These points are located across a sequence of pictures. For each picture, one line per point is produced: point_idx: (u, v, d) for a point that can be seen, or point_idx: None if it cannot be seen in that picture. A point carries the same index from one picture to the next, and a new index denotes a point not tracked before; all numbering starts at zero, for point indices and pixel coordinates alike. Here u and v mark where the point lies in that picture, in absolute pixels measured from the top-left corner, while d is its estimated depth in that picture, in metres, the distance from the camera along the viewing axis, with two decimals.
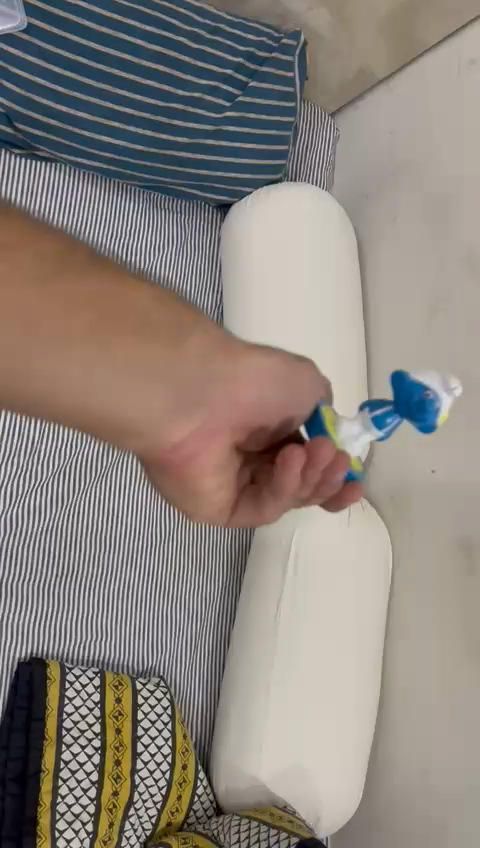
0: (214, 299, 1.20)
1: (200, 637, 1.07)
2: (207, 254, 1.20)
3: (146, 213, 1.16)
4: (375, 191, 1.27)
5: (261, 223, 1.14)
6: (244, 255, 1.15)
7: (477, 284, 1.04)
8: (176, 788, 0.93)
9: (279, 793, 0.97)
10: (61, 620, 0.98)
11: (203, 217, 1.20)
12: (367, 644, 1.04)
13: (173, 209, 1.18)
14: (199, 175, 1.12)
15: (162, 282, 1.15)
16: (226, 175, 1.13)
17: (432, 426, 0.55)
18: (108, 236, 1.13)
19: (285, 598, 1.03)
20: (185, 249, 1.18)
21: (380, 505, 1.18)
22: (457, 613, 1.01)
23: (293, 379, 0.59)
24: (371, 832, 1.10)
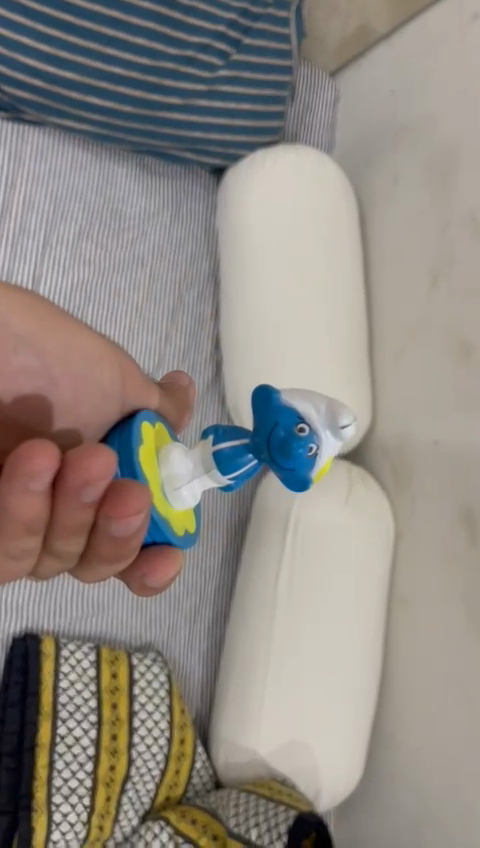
0: (211, 266, 1.16)
1: (200, 610, 1.06)
2: (203, 221, 1.16)
3: (138, 178, 1.12)
4: (375, 152, 1.23)
5: (257, 186, 1.10)
6: (240, 219, 1.11)
7: None
8: (174, 763, 0.93)
9: (278, 768, 0.96)
10: (56, 595, 0.96)
11: (199, 183, 1.16)
12: (370, 619, 1.01)
13: (166, 174, 1.14)
14: (194, 138, 1.08)
15: (158, 250, 1.12)
16: (221, 138, 1.09)
17: (294, 471, 0.57)
18: (99, 201, 1.10)
19: (284, 572, 1.02)
20: (180, 216, 1.15)
21: (384, 478, 1.16)
22: (460, 585, 0.99)
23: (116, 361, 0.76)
24: (372, 802, 1.10)
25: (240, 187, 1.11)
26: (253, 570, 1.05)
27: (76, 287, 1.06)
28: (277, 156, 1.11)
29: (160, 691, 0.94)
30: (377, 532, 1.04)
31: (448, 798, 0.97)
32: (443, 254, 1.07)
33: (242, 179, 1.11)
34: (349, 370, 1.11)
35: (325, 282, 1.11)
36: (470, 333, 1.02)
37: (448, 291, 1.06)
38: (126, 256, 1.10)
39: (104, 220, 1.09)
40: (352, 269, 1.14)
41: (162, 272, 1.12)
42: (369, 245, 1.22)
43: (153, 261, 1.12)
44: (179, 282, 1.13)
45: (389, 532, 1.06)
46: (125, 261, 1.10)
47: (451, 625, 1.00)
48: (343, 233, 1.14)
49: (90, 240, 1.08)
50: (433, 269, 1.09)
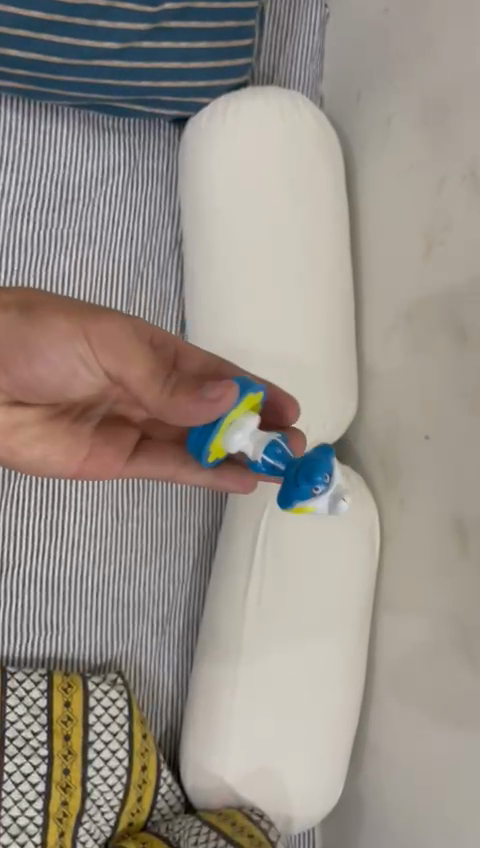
0: (174, 234, 1.04)
1: (168, 620, 0.99)
2: (164, 181, 1.03)
3: (83, 135, 1.02)
4: (366, 88, 1.04)
5: (217, 144, 0.96)
6: (199, 186, 0.98)
7: None
8: (135, 791, 0.88)
9: (245, 794, 0.90)
10: (2, 619, 0.94)
11: (159, 136, 1.03)
12: (347, 636, 0.93)
13: (120, 130, 1.03)
14: (142, 88, 0.96)
15: (110, 222, 1.02)
16: (172, 88, 0.96)
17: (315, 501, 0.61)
18: (39, 173, 1.00)
19: (253, 582, 0.94)
20: (136, 178, 1.03)
21: (370, 469, 1.04)
22: (447, 603, 0.88)
23: (90, 329, 0.67)
24: (352, 815, 1.04)
25: (199, 148, 0.98)
26: (223, 573, 0.97)
27: (16, 273, 0.98)
28: (239, 107, 0.96)
29: (119, 718, 0.89)
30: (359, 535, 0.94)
31: (435, 824, 0.90)
32: (438, 219, 0.90)
33: (202, 137, 0.97)
34: (331, 354, 0.96)
35: (302, 252, 0.96)
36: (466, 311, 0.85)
37: (442, 262, 0.89)
38: (71, 232, 1.01)
39: (45, 190, 1.00)
40: (334, 235, 0.97)
41: (113, 246, 1.02)
42: (358, 197, 1.06)
43: (103, 236, 1.01)
44: (133, 260, 1.02)
45: (374, 532, 0.96)
46: (71, 238, 1.00)
47: (439, 646, 0.89)
48: (320, 193, 0.97)
49: (28, 216, 0.99)
50: (428, 233, 0.92)
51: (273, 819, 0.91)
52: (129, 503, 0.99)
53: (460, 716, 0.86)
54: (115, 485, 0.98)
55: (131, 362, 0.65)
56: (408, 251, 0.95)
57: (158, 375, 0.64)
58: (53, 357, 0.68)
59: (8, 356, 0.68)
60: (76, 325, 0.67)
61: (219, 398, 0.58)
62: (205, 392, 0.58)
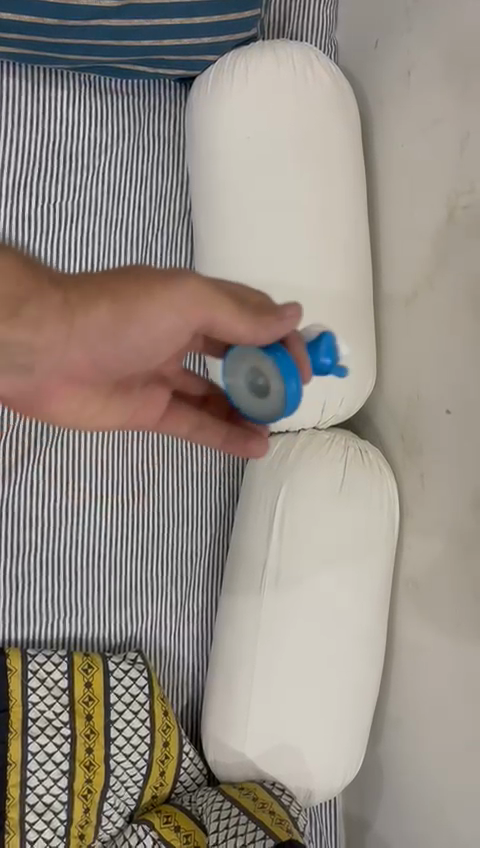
0: (182, 202, 1.05)
1: (186, 596, 1.03)
2: (171, 145, 1.04)
3: (86, 103, 1.02)
4: (384, 38, 0.98)
5: (223, 112, 0.92)
6: (206, 160, 0.94)
7: None
8: (158, 765, 0.92)
9: (265, 770, 0.92)
10: (24, 602, 0.98)
11: (164, 97, 1.04)
12: (366, 616, 0.91)
13: (124, 93, 1.03)
14: (142, 48, 0.93)
15: (115, 195, 1.03)
16: (177, 43, 0.93)
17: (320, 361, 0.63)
18: (43, 149, 1.01)
19: (271, 562, 0.93)
20: (142, 144, 1.04)
21: (392, 444, 1.02)
22: (466, 584, 0.86)
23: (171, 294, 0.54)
24: (373, 784, 1.06)
25: (206, 114, 0.94)
26: (239, 554, 0.98)
27: (28, 246, 1.00)
28: (248, 65, 0.92)
29: (139, 696, 0.91)
30: (379, 517, 0.92)
31: (453, 800, 0.90)
32: (462, 179, 0.84)
33: (210, 104, 0.93)
34: (350, 327, 0.92)
35: (315, 221, 0.91)
36: None
37: (465, 226, 0.84)
38: (77, 203, 1.02)
39: (49, 164, 1.01)
40: (350, 204, 0.93)
41: (121, 216, 1.03)
42: (377, 161, 1.01)
43: (109, 206, 1.03)
44: (143, 230, 1.04)
45: (393, 500, 0.94)
46: (77, 210, 1.02)
47: (459, 624, 0.87)
48: (333, 157, 0.92)
49: (32, 192, 1.01)
50: (450, 197, 0.87)
51: (294, 792, 0.93)
52: (143, 485, 1.03)
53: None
54: (128, 468, 1.02)
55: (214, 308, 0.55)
56: (431, 216, 0.90)
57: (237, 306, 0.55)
58: (138, 340, 0.55)
59: (96, 341, 0.54)
60: (159, 297, 0.54)
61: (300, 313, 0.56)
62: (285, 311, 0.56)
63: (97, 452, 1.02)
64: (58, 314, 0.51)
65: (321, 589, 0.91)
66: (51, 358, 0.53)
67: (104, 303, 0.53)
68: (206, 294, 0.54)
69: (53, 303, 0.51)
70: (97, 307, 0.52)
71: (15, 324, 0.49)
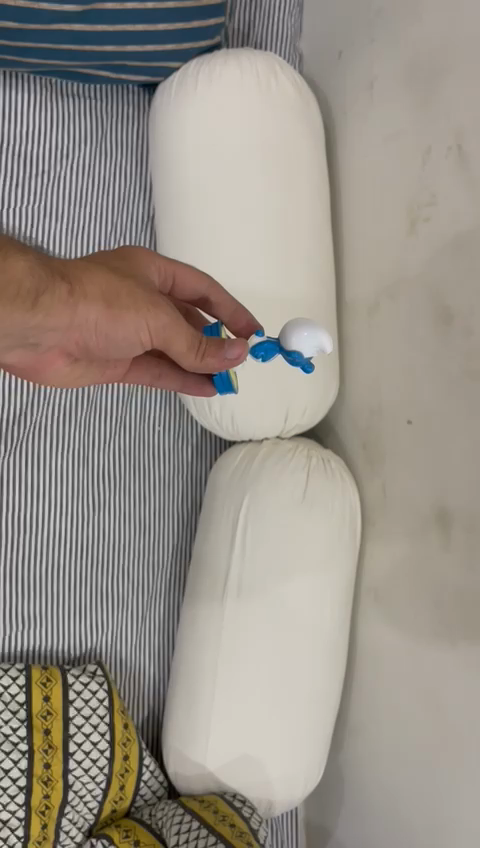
0: (146, 208, 1.04)
1: (148, 606, 1.03)
2: (134, 151, 1.03)
3: (47, 106, 1.00)
4: (347, 48, 0.98)
5: (189, 118, 0.91)
6: (170, 166, 0.94)
7: (466, 181, 0.78)
8: (118, 779, 0.91)
9: (226, 781, 0.91)
10: None
11: (128, 102, 1.03)
12: (328, 626, 0.91)
13: (86, 97, 1.02)
14: (105, 53, 0.92)
15: (78, 200, 1.02)
16: (140, 49, 0.92)
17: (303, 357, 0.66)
18: (3, 153, 0.99)
19: (233, 575, 0.93)
20: (105, 149, 1.03)
21: (354, 453, 1.02)
22: (426, 591, 0.87)
23: (152, 313, 0.60)
24: (335, 791, 1.06)
25: (170, 121, 0.93)
26: (200, 565, 0.97)
27: None
28: (211, 73, 0.91)
29: (99, 709, 0.90)
30: (341, 529, 0.92)
31: (413, 805, 0.91)
32: (422, 190, 0.85)
33: (173, 111, 0.93)
34: None
35: (280, 231, 0.91)
36: (446, 292, 0.81)
37: (427, 236, 0.85)
38: (37, 208, 1.01)
39: (10, 168, 0.99)
40: (314, 213, 0.93)
41: (83, 222, 1.02)
42: (341, 170, 1.02)
43: (71, 210, 1.02)
44: (106, 236, 1.03)
45: (355, 510, 0.94)
46: (39, 215, 1.01)
47: (419, 632, 0.88)
48: (297, 167, 0.92)
49: None
50: (411, 208, 0.87)
51: (255, 803, 0.92)
52: (104, 494, 1.02)
53: (443, 705, 0.85)
54: (89, 476, 1.01)
55: (172, 339, 0.62)
56: (393, 226, 0.91)
57: (193, 342, 0.62)
58: (119, 343, 0.61)
59: (75, 333, 0.59)
60: (143, 313, 0.60)
61: (243, 355, 0.63)
62: (228, 352, 0.63)
63: (58, 460, 1.01)
64: (66, 307, 0.56)
65: (282, 600, 0.90)
66: (46, 339, 0.59)
67: (100, 306, 0.58)
68: (177, 324, 0.61)
69: (62, 297, 0.56)
70: (95, 307, 0.58)
71: (35, 311, 0.54)
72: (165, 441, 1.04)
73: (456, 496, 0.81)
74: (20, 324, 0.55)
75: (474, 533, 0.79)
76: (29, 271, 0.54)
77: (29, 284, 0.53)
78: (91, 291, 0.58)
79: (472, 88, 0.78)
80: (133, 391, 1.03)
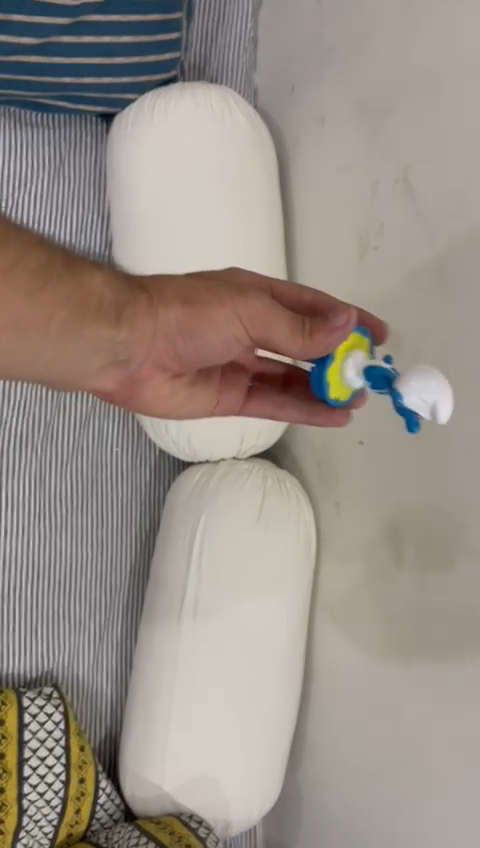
0: (103, 235, 1.06)
1: (106, 628, 1.03)
2: (92, 178, 1.06)
3: (5, 135, 1.02)
4: (300, 83, 1.02)
5: (145, 148, 0.94)
6: (127, 195, 0.96)
7: (413, 212, 0.82)
8: (73, 803, 0.91)
9: (183, 802, 0.92)
10: None
11: (85, 132, 1.05)
12: (284, 643, 0.92)
13: (44, 125, 1.04)
14: (63, 84, 0.95)
15: (36, 226, 1.04)
16: (97, 81, 0.95)
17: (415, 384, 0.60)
18: None
19: (189, 595, 0.94)
20: (62, 176, 1.05)
21: (310, 473, 1.04)
22: (380, 607, 0.89)
23: (238, 302, 0.59)
24: (291, 809, 1.07)
25: (128, 150, 0.95)
26: (160, 586, 0.98)
27: None
28: (167, 105, 0.94)
29: (54, 732, 0.91)
30: (297, 548, 0.93)
31: (369, 819, 0.92)
32: (372, 219, 0.89)
33: (131, 141, 0.95)
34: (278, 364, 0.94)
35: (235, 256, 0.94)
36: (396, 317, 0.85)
37: (376, 263, 0.88)
38: None
39: None
40: (268, 241, 0.96)
41: None
42: (294, 200, 1.05)
43: None
44: None
45: (309, 530, 0.96)
46: None
47: (373, 647, 0.90)
48: (251, 195, 0.95)
49: None
50: (362, 236, 0.91)
51: (212, 823, 0.93)
52: (61, 516, 1.02)
53: (399, 719, 0.86)
54: (46, 499, 1.02)
55: (268, 323, 0.59)
56: (345, 253, 0.94)
57: (294, 324, 0.59)
58: (212, 340, 0.60)
59: (166, 337, 0.60)
60: (230, 303, 0.59)
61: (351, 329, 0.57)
62: (336, 324, 0.57)
63: (15, 483, 1.01)
64: (147, 316, 0.58)
65: (238, 619, 0.92)
66: (136, 353, 0.61)
67: (178, 307, 0.59)
68: (272, 311, 0.58)
69: (141, 305, 0.58)
70: (175, 308, 0.59)
71: (119, 326, 0.57)
72: (123, 463, 1.06)
73: (408, 514, 0.84)
74: (107, 341, 0.58)
75: (425, 549, 0.81)
76: (107, 286, 0.56)
77: (109, 299, 0.56)
78: (171, 293, 0.59)
79: (418, 124, 0.81)
80: (91, 413, 1.04)
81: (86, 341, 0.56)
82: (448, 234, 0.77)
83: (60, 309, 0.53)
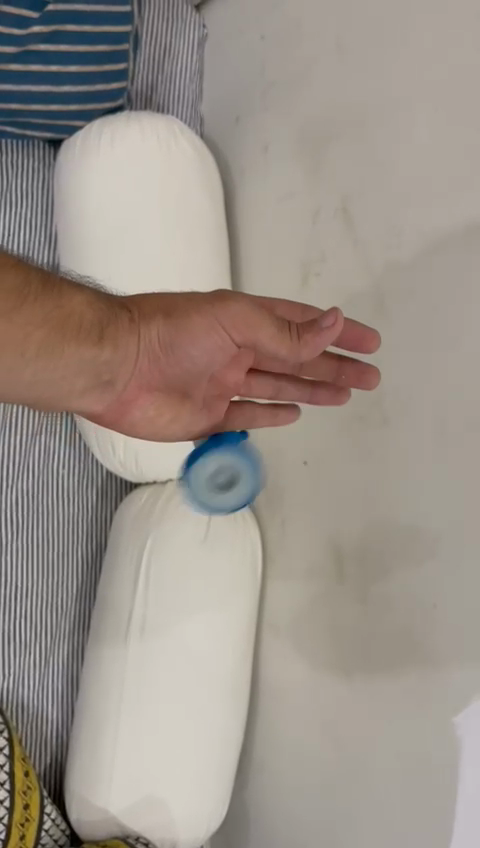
0: (50, 257, 1.07)
1: (51, 650, 1.03)
2: (38, 201, 1.07)
3: None
4: (245, 115, 1.05)
5: (93, 173, 0.95)
6: (74, 219, 0.97)
7: (351, 243, 0.85)
8: (18, 830, 0.88)
9: (130, 825, 0.91)
10: None
11: (33, 157, 1.07)
12: (231, 661, 0.93)
13: None
14: (7, 112, 0.96)
15: None
16: (42, 109, 0.97)
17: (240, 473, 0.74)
18: None
19: (136, 615, 0.94)
20: (9, 200, 1.06)
21: (256, 493, 1.06)
22: (324, 625, 0.91)
23: (218, 310, 0.68)
24: (239, 829, 1.07)
25: (75, 176, 0.97)
26: (108, 608, 0.98)
27: None
28: (113, 133, 0.96)
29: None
30: (243, 567, 0.95)
31: (314, 835, 0.93)
32: (313, 249, 0.92)
33: (79, 167, 0.97)
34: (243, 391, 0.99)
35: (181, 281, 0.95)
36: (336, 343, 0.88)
37: (317, 291, 0.91)
38: None
39: None
40: (215, 268, 0.97)
41: None
42: (239, 227, 1.08)
43: None
44: None
45: (255, 547, 0.98)
46: None
47: (317, 664, 0.92)
48: (195, 221, 0.97)
49: None
50: (304, 264, 0.94)
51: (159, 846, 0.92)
52: (6, 539, 1.02)
53: (342, 734, 0.88)
54: None
55: (251, 326, 0.67)
56: (288, 281, 0.97)
57: (281, 327, 0.67)
58: (196, 348, 0.70)
59: (155, 346, 0.70)
60: (210, 311, 0.69)
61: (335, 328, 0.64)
62: (323, 324, 0.64)
63: None
64: (129, 332, 0.68)
65: (185, 639, 0.92)
66: (124, 369, 0.69)
67: (159, 319, 0.69)
68: (256, 317, 0.67)
69: (123, 324, 0.67)
70: (156, 320, 0.69)
71: (101, 344, 0.66)
72: (69, 484, 1.06)
73: (350, 532, 0.86)
74: (92, 361, 0.66)
75: (365, 565, 0.84)
76: (88, 307, 0.65)
77: (90, 319, 0.65)
78: (151, 308, 0.70)
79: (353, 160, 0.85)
80: (37, 434, 1.05)
81: (67, 359, 0.64)
82: (384, 265, 0.80)
83: (38, 329, 0.61)
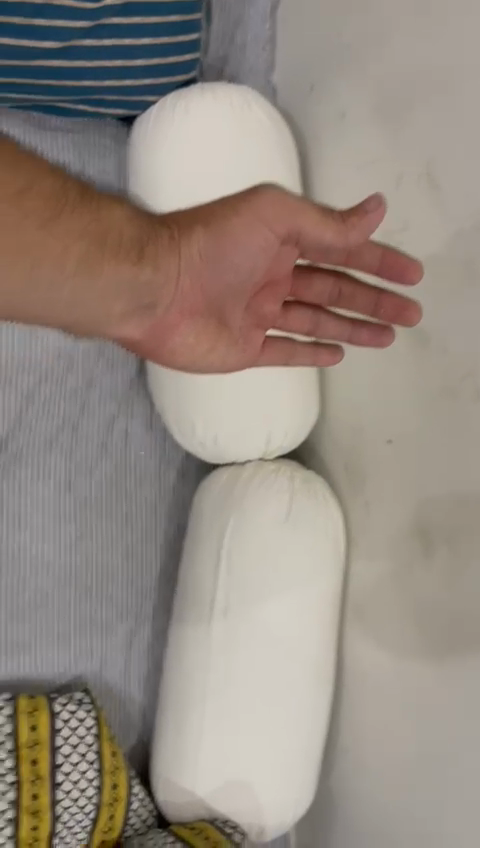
0: None
1: (135, 632, 1.03)
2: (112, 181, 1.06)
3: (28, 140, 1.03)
4: (320, 82, 1.01)
5: (165, 149, 0.94)
6: (148, 199, 0.96)
7: (438, 209, 0.81)
8: (107, 808, 0.91)
9: (216, 807, 0.91)
10: None
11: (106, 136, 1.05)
12: (316, 648, 0.91)
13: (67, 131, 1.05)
14: (80, 89, 0.96)
15: None
16: (116, 84, 0.96)
17: None
18: None
19: (218, 599, 0.93)
20: None
21: (337, 473, 1.03)
22: (412, 610, 0.87)
23: (254, 204, 0.81)
24: (323, 811, 1.06)
25: (148, 153, 0.95)
26: (190, 592, 0.97)
27: None
28: (187, 107, 0.94)
29: (86, 737, 0.91)
30: (328, 550, 0.92)
31: (402, 824, 0.91)
32: (396, 216, 0.88)
33: (152, 145, 0.95)
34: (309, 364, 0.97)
35: None
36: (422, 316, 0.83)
37: None
38: None
39: None
40: None
41: None
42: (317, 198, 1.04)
43: None
44: None
45: (336, 530, 0.94)
46: None
47: (405, 650, 0.89)
48: None
49: None
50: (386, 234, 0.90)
51: (246, 829, 0.92)
52: (87, 523, 1.02)
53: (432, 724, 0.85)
54: (73, 505, 1.02)
55: (295, 216, 0.79)
56: None
57: (323, 213, 0.78)
58: (238, 256, 0.82)
59: (203, 259, 0.81)
60: (250, 209, 0.80)
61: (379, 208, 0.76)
62: (368, 206, 0.76)
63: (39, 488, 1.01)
64: (170, 250, 0.79)
65: (268, 623, 0.90)
66: (161, 289, 0.80)
67: (200, 232, 0.81)
68: (298, 207, 0.79)
69: (165, 241, 0.79)
70: (199, 232, 0.81)
71: (139, 261, 0.77)
72: (148, 467, 1.05)
73: (439, 514, 0.83)
74: (128, 276, 0.76)
75: (455, 548, 0.80)
76: (130, 225, 0.77)
77: (128, 234, 0.76)
78: (190, 224, 0.81)
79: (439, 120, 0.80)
80: (116, 417, 1.05)
81: (105, 276, 0.74)
82: (474, 230, 0.76)
83: (76, 241, 0.71)
